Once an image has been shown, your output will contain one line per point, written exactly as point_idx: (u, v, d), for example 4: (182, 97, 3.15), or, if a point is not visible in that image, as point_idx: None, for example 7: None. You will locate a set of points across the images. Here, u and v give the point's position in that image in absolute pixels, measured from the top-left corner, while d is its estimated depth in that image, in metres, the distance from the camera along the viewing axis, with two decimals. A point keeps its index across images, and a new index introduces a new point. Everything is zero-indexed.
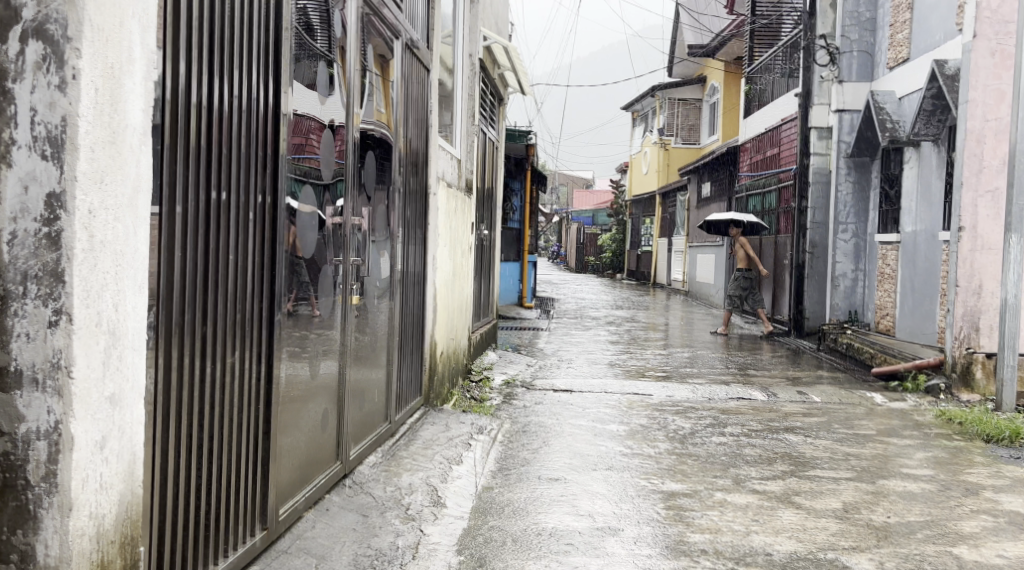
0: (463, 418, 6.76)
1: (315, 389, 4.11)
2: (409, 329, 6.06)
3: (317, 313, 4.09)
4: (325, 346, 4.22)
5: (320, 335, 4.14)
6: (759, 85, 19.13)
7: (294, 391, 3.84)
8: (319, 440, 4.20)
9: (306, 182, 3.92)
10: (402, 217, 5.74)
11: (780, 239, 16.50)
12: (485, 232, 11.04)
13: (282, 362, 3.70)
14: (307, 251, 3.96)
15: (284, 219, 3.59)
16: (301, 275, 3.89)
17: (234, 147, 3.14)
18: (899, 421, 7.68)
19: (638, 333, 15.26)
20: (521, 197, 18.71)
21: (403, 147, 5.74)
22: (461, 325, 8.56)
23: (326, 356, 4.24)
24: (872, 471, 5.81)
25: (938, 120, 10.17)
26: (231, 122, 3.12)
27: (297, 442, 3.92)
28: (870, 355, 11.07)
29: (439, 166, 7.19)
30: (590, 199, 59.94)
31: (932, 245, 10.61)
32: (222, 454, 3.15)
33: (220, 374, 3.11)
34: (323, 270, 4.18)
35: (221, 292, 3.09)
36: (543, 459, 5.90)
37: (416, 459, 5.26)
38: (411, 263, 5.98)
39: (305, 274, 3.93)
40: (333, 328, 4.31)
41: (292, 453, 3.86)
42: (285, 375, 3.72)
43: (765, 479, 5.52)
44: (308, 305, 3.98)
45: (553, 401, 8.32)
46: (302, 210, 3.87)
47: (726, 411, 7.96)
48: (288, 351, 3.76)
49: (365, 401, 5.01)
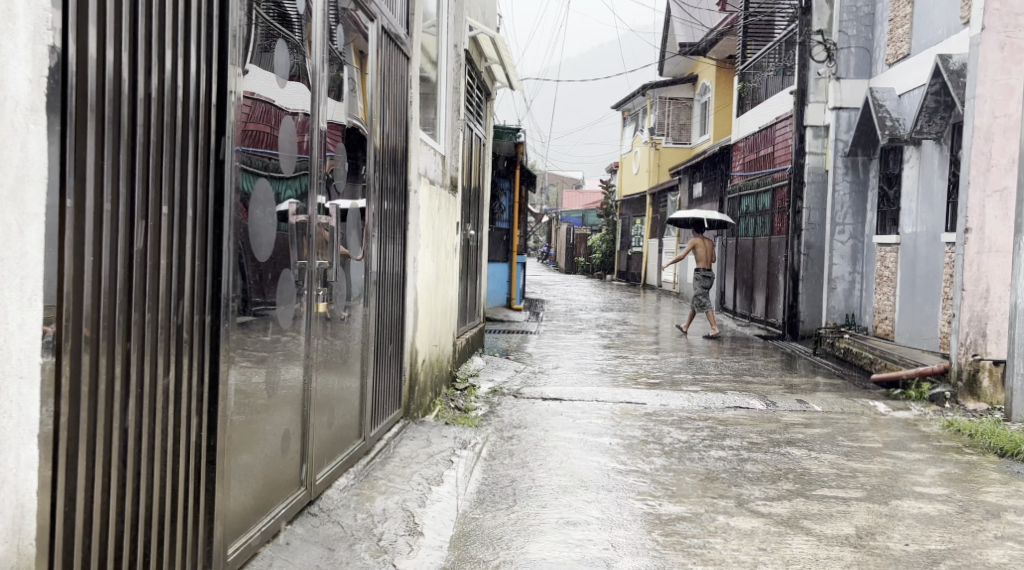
0: (446, 431, 6.36)
1: (273, 409, 3.71)
2: (387, 337, 5.66)
3: (276, 324, 3.68)
4: (286, 361, 3.82)
5: (279, 349, 3.74)
6: (752, 84, 18.77)
7: (246, 413, 3.43)
8: (279, 465, 3.81)
9: (261, 176, 3.50)
10: (378, 217, 5.32)
11: (774, 240, 16.12)
12: (472, 233, 10.63)
13: (232, 382, 3.30)
14: (262, 254, 3.54)
15: (232, 219, 3.19)
16: (256, 281, 3.47)
17: (166, 136, 2.76)
18: (905, 433, 7.30)
19: (629, 336, 14.87)
20: (510, 197, 18.30)
21: (380, 141, 5.32)
22: (445, 331, 8.16)
23: (288, 371, 3.84)
24: (883, 490, 5.43)
25: (941, 118, 9.76)
26: (162, 108, 2.73)
27: (251, 468, 3.52)
28: (870, 361, 10.69)
29: (422, 162, 6.77)
30: (580, 199, 59.60)
31: (933, 247, 10.19)
32: (153, 490, 2.76)
33: (150, 398, 2.72)
34: (283, 275, 3.76)
35: (150, 304, 2.70)
36: (530, 477, 5.51)
37: (392, 480, 4.88)
38: (388, 267, 5.58)
39: (260, 280, 3.51)
40: (296, 339, 3.91)
41: (245, 482, 3.46)
42: (235, 396, 3.32)
43: (769, 500, 5.14)
44: (264, 315, 3.57)
45: (542, 410, 7.91)
46: (255, 207, 3.45)
47: (724, 422, 7.56)
48: (239, 368, 3.35)
49: (335, 418, 4.60)
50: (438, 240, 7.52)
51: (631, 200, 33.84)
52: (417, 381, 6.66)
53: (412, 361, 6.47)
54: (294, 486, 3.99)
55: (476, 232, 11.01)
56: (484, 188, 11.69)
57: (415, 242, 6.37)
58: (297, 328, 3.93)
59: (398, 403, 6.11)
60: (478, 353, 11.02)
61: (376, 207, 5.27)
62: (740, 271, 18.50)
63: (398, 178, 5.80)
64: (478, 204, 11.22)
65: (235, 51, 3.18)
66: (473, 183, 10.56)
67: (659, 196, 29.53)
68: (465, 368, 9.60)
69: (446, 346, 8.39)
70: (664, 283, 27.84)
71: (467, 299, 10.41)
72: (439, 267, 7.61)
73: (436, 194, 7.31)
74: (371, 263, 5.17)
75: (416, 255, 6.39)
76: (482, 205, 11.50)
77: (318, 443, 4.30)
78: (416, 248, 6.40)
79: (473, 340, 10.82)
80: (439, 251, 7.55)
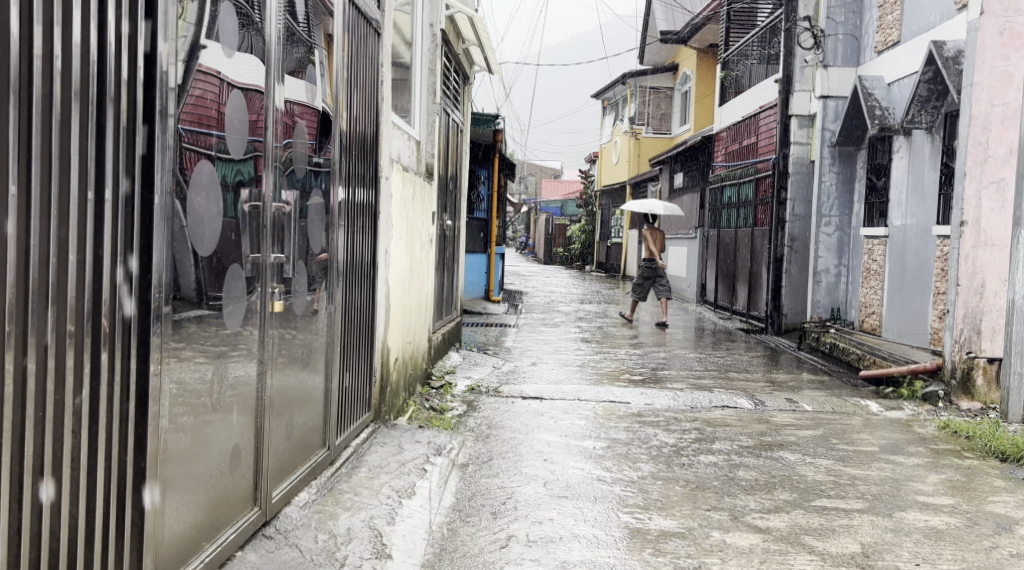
0: (419, 435, 5.99)
1: (222, 422, 3.33)
2: (356, 336, 5.28)
3: (224, 330, 3.29)
4: (237, 369, 3.44)
5: (229, 355, 3.36)
6: (735, 72, 18.45)
7: (185, 430, 3.05)
8: (228, 485, 3.43)
9: (204, 158, 3.09)
10: (344, 206, 4.92)
11: (757, 231, 15.80)
12: (449, 223, 10.23)
13: (169, 397, 2.91)
14: (206, 248, 3.13)
15: (168, 207, 2.80)
16: (199, 280, 3.08)
17: (72, 115, 2.38)
18: (900, 434, 6.99)
19: (610, 330, 14.55)
20: (489, 186, 17.81)
21: (347, 123, 4.91)
22: (420, 326, 7.78)
23: (239, 380, 3.47)
24: (885, 500, 5.12)
25: (932, 107, 9.44)
26: (65, 81, 2.35)
27: (192, 492, 3.14)
28: (857, 357, 10.40)
29: (394, 147, 6.36)
30: (558, 189, 59.26)
31: (922, 241, 9.90)
32: (54, 524, 2.41)
33: (47, 420, 2.36)
34: (231, 272, 3.36)
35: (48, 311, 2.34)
36: (508, 488, 5.16)
37: (359, 495, 4.53)
38: (356, 261, 5.19)
39: (204, 278, 3.11)
40: (248, 344, 3.52)
41: (185, 509, 3.08)
42: (172, 412, 2.93)
43: (766, 513, 4.82)
44: (209, 319, 3.18)
45: (521, 410, 7.55)
46: (198, 191, 3.04)
47: (711, 423, 7.23)
48: (178, 381, 2.96)
49: (294, 428, 4.22)
50: (413, 231, 7.12)
51: (610, 190, 33.51)
52: (388, 381, 6.29)
53: (383, 359, 6.09)
54: (247, 505, 3.63)
55: (452, 222, 10.58)
56: (462, 175, 11.29)
57: (388, 233, 5.98)
58: (249, 331, 3.55)
59: (368, 405, 5.74)
60: (455, 347, 10.65)
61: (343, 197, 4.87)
62: (722, 262, 18.20)
63: (368, 165, 5.41)
64: (456, 192, 10.81)
65: (173, 25, 2.81)
66: (450, 171, 10.15)
67: (639, 186, 29.22)
68: (442, 364, 9.22)
69: (421, 342, 8.01)
70: None
71: (443, 292, 10.02)
72: (413, 260, 7.21)
73: (410, 182, 6.91)
74: (337, 256, 4.78)
75: (388, 247, 6.00)
76: (459, 193, 11.09)
77: (275, 456, 3.94)
78: (388, 239, 6.01)
79: (450, 335, 10.45)
80: (413, 242, 7.16)
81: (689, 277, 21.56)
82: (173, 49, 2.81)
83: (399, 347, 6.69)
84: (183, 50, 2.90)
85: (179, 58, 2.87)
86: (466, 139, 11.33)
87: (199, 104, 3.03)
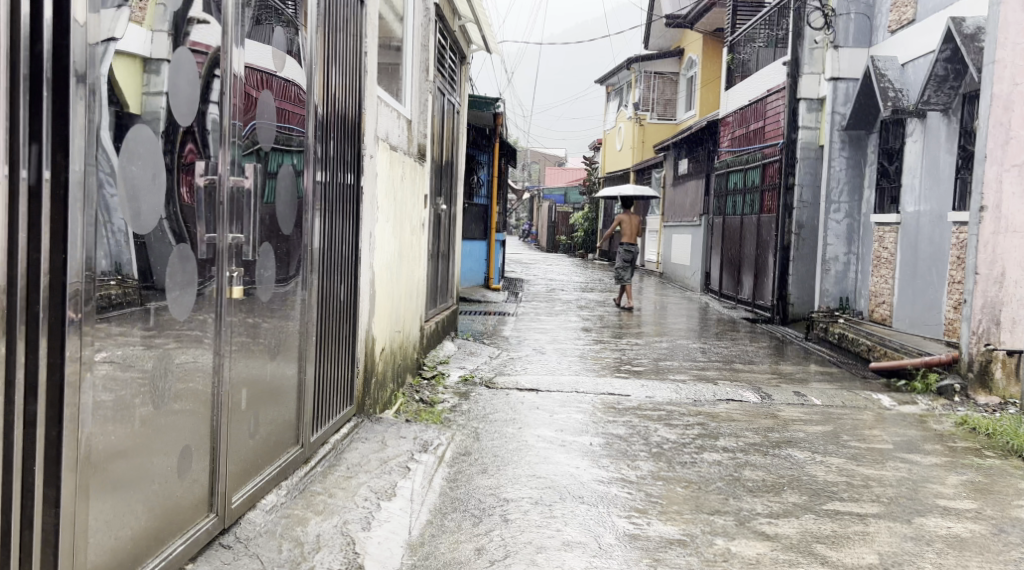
0: (405, 430, 5.64)
1: (161, 423, 3.01)
2: (336, 326, 4.94)
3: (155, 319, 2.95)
4: (180, 363, 3.12)
5: (169, 348, 3.03)
6: (742, 55, 18.03)
7: (103, 434, 2.73)
8: (168, 492, 3.10)
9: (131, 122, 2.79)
10: (321, 184, 4.55)
11: (764, 218, 15.40)
12: (444, 208, 9.85)
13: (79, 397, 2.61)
14: (139, 227, 2.85)
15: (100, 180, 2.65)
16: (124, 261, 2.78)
17: None
18: (916, 431, 6.62)
19: (612, 319, 14.17)
20: (488, 172, 17.65)
21: (323, 94, 4.54)
22: (411, 314, 7.42)
23: (183, 376, 3.14)
24: (902, 503, 4.76)
25: (950, 87, 9.07)
26: None
27: (117, 502, 2.82)
28: (868, 348, 10.02)
29: (381, 123, 5.98)
30: (561, 177, 58.78)
31: (937, 228, 9.52)
32: None
33: None
34: (173, 253, 3.04)
35: None
36: (497, 488, 4.81)
37: (333, 498, 4.18)
38: (336, 245, 4.85)
39: (129, 259, 2.80)
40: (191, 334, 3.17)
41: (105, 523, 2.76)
42: (81, 414, 2.62)
43: (774, 518, 4.46)
44: (137, 305, 2.86)
45: (516, 403, 7.19)
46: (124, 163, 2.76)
47: (716, 417, 6.87)
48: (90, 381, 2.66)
49: (261, 425, 3.87)
50: (402, 214, 6.75)
51: (614, 177, 33.06)
52: (374, 373, 5.96)
53: (368, 350, 5.76)
54: (201, 511, 3.32)
55: (448, 206, 10.17)
56: (459, 159, 10.90)
57: (372, 216, 5.63)
58: (197, 321, 3.22)
59: (351, 398, 5.42)
60: (450, 336, 10.29)
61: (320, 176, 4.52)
62: (727, 250, 17.79)
63: (349, 143, 5.06)
64: (452, 176, 10.44)
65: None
66: (445, 153, 9.76)
67: (643, 172, 28.80)
68: (435, 353, 8.87)
69: (413, 332, 7.68)
70: (647, 263, 27.16)
71: (439, 279, 9.66)
72: (403, 245, 6.84)
73: (399, 162, 6.54)
74: (312, 238, 4.42)
75: (372, 231, 5.65)
76: (455, 176, 10.70)
77: (238, 455, 3.63)
78: (373, 222, 5.65)
79: (445, 323, 10.10)
80: (402, 226, 6.80)
81: (694, 265, 21.17)
82: (146, 19, 2.82)
83: (387, 336, 6.35)
84: (165, 19, 2.92)
85: (161, 27, 2.90)
86: (462, 121, 10.93)
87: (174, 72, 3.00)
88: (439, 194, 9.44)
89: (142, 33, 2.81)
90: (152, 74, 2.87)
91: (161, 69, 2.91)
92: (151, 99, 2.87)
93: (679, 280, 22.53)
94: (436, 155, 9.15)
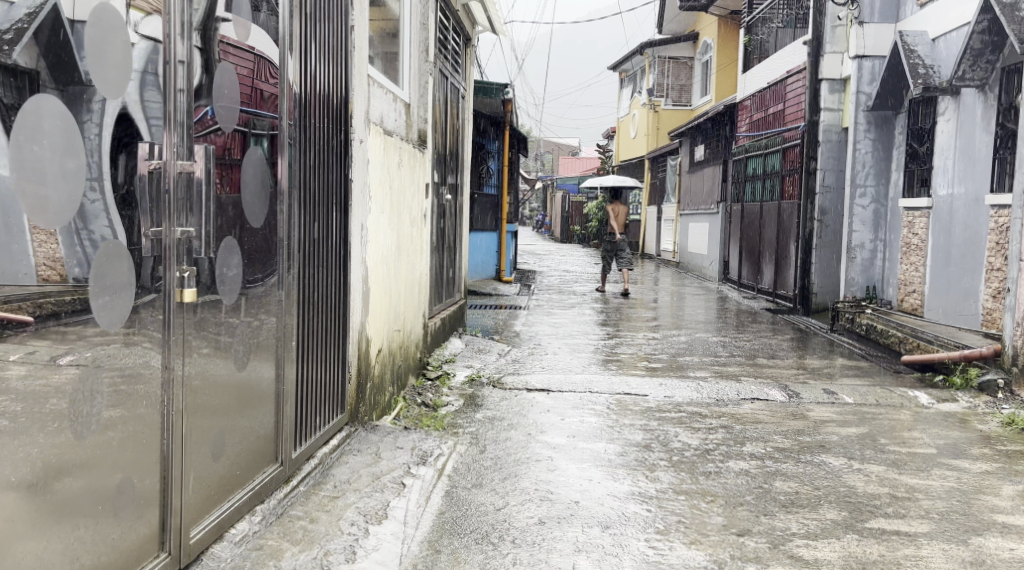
0: (402, 439, 5.17)
1: (87, 454, 2.57)
2: (324, 327, 4.48)
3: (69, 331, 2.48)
4: (112, 380, 2.67)
5: (95, 364, 2.59)
6: (760, 36, 17.45)
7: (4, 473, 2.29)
8: (103, 534, 2.66)
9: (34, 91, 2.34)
10: (301, 171, 4.09)
11: (785, 205, 14.84)
12: (450, 197, 9.38)
13: None
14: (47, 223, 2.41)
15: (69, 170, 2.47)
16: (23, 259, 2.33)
17: None
18: (960, 432, 6.09)
19: (627, 311, 13.68)
20: (498, 161, 17.25)
21: (302, 70, 4.08)
22: (411, 310, 6.94)
23: (117, 397, 2.69)
24: (955, 519, 4.25)
25: (987, 62, 8.55)
26: None
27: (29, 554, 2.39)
28: (899, 340, 9.47)
29: (373, 105, 5.52)
30: (575, 167, 58.19)
31: (973, 212, 8.99)
32: None
33: None
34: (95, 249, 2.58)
35: None
36: (502, 506, 4.33)
37: (314, 524, 3.72)
38: (321, 239, 4.39)
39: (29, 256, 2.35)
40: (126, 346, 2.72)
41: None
42: None
43: (813, 539, 3.97)
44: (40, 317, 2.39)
45: (526, 406, 6.70)
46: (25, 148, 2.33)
47: (742, 419, 6.36)
48: None
49: (229, 443, 3.42)
50: (400, 202, 6.28)
51: (629, 166, 32.49)
52: (370, 377, 5.50)
53: (362, 352, 5.30)
54: (152, 550, 2.89)
55: (454, 195, 9.67)
56: (466, 146, 10.43)
57: (364, 206, 5.16)
58: (135, 331, 2.77)
59: (343, 405, 4.96)
60: (458, 332, 9.83)
61: (299, 161, 4.05)
62: (747, 238, 17.23)
63: (333, 125, 4.58)
64: (458, 165, 9.96)
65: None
66: (449, 139, 9.29)
67: (658, 160, 28.23)
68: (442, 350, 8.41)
69: (416, 330, 7.24)
70: (663, 253, 26.62)
71: (444, 272, 9.20)
72: (400, 237, 6.36)
73: (395, 148, 6.07)
74: (290, 230, 3.95)
75: (364, 222, 5.18)
76: (461, 164, 10.23)
77: (200, 482, 3.18)
78: (364, 213, 5.18)
79: (453, 318, 9.64)
80: (400, 217, 6.32)
81: (711, 254, 20.61)
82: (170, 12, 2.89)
83: (384, 337, 5.89)
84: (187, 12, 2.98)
85: (184, 19, 2.97)
86: (468, 107, 10.47)
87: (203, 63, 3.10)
88: (444, 183, 8.98)
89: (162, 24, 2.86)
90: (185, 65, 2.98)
91: (190, 58, 3.01)
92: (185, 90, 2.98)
93: (696, 270, 21.97)
94: (439, 143, 8.69)
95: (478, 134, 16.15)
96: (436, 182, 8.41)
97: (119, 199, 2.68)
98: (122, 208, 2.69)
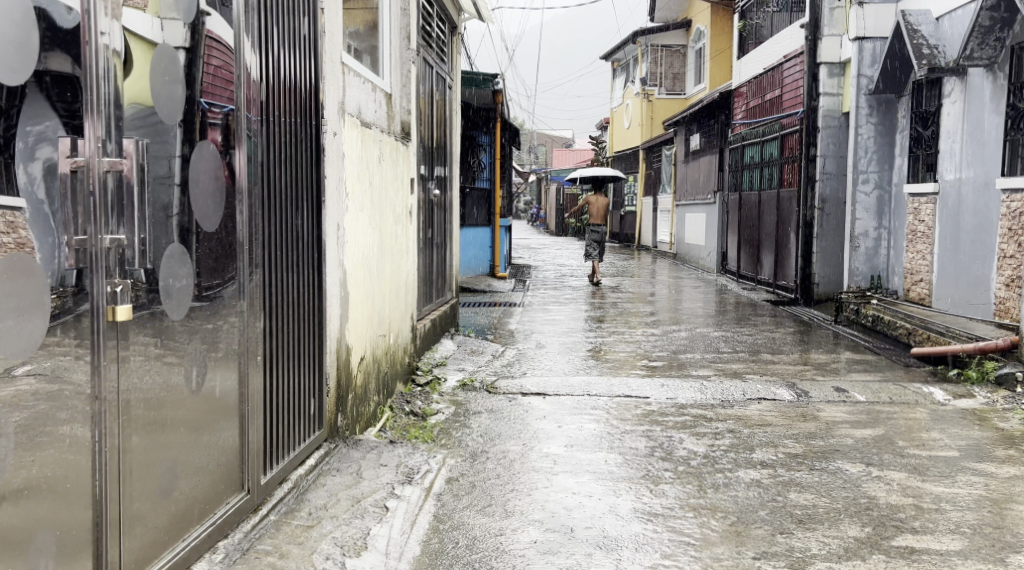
0: (386, 455, 4.81)
1: None
2: (297, 339, 4.12)
3: None
4: (19, 423, 2.31)
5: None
6: (756, 21, 17.07)
7: None
8: None
9: None
10: (264, 166, 3.72)
11: (784, 194, 14.48)
12: (439, 192, 9.01)
13: None
14: None
15: None
16: None
17: None
18: (982, 432, 5.74)
19: (625, 306, 13.32)
20: (490, 154, 16.85)
21: (263, 55, 3.71)
22: (398, 313, 6.58)
23: (29, 440, 2.34)
24: (989, 534, 3.90)
25: (995, 40, 8.21)
26: None
27: None
28: (908, 332, 9.12)
29: (349, 94, 5.15)
30: (569, 159, 57.83)
31: (983, 196, 8.63)
32: None
33: None
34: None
35: None
36: (493, 530, 3.97)
37: (284, 561, 3.36)
38: (291, 243, 4.03)
39: None
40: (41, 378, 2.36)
41: None
42: None
43: (836, 562, 3.61)
44: None
45: (520, 412, 6.33)
46: None
47: (749, 422, 6.00)
48: None
49: (182, 476, 3.06)
50: (382, 200, 5.91)
51: (623, 157, 32.12)
52: (352, 388, 5.15)
53: (343, 361, 4.94)
54: None
55: (443, 190, 9.30)
56: (455, 138, 10.06)
57: (340, 206, 4.80)
58: (53, 353, 2.40)
59: (322, 421, 4.60)
60: (450, 332, 9.48)
61: (262, 158, 3.69)
62: (745, 229, 16.88)
63: (302, 117, 4.22)
64: (447, 158, 9.59)
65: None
66: (437, 132, 8.91)
67: (652, 150, 27.87)
68: (433, 352, 8.05)
69: (404, 333, 6.88)
70: (659, 244, 26.28)
71: (434, 271, 8.84)
72: (384, 237, 6.00)
73: (375, 142, 5.70)
74: (254, 235, 3.59)
75: (341, 223, 4.82)
76: (450, 158, 9.86)
77: (145, 525, 2.83)
78: (341, 213, 4.82)
79: (445, 317, 9.29)
80: (383, 216, 5.95)
81: (708, 245, 20.25)
82: (159, 4, 2.85)
83: (367, 344, 5.53)
84: (176, 7, 2.95)
85: (174, 13, 2.94)
86: (457, 98, 10.09)
87: (191, 62, 3.06)
88: (432, 177, 8.62)
89: (147, 18, 2.80)
90: (171, 61, 2.94)
91: (173, 55, 2.94)
92: (172, 85, 2.94)
93: (693, 261, 21.62)
94: (425, 136, 8.32)
95: (468, 126, 15.78)
96: (422, 177, 8.05)
97: (18, 202, 2.32)
98: (21, 210, 2.32)
